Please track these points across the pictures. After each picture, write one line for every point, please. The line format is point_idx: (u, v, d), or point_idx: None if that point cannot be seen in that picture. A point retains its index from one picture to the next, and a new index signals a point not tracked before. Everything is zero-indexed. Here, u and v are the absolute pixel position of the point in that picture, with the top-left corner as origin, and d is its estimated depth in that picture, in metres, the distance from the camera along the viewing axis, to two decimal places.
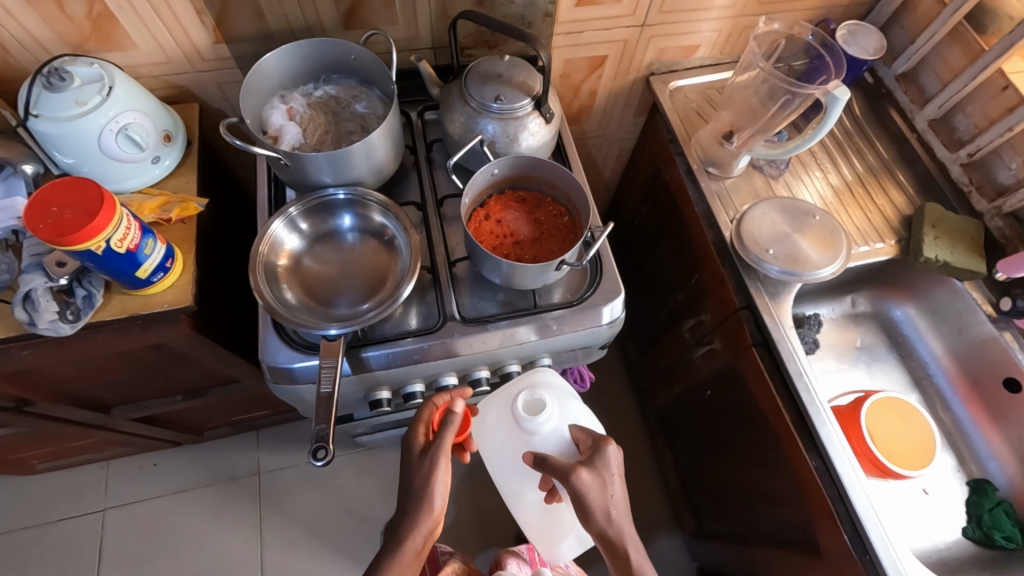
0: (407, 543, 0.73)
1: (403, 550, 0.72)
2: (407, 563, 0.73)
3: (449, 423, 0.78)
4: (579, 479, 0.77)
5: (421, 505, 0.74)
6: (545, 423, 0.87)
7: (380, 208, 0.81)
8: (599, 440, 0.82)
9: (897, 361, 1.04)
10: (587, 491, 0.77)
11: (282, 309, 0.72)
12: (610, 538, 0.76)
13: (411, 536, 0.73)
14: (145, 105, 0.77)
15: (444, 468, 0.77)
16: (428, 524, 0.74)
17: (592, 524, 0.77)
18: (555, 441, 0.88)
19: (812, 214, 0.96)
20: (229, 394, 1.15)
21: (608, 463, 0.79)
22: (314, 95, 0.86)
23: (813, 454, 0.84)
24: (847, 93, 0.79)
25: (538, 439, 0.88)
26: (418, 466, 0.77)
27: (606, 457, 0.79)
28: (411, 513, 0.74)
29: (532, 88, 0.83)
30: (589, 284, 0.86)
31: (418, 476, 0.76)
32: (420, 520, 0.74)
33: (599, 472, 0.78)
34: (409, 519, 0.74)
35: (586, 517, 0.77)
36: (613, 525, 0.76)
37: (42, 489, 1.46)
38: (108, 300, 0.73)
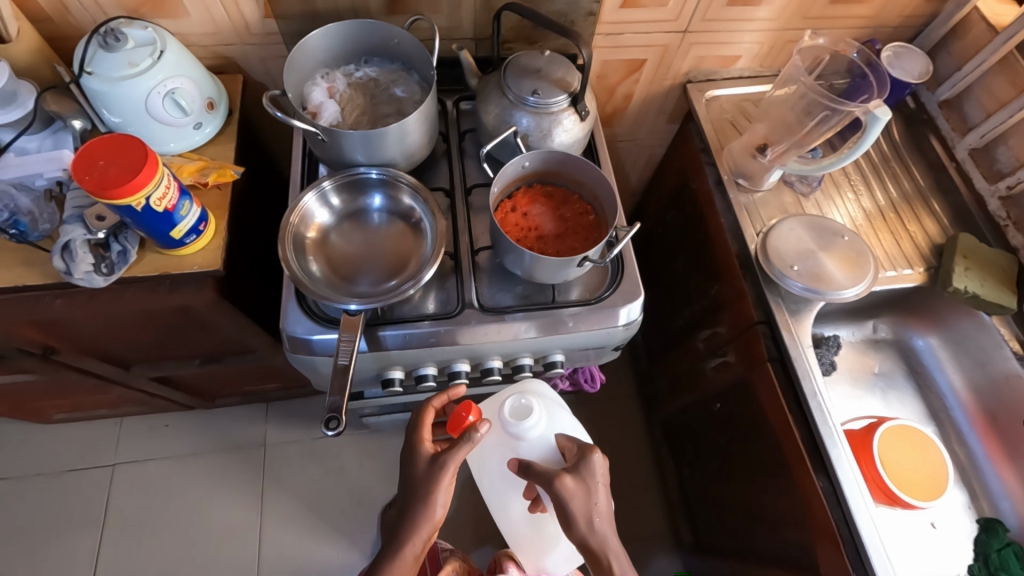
0: (407, 548, 0.76)
1: (403, 554, 0.76)
2: (406, 566, 0.76)
3: (467, 443, 0.77)
4: (563, 484, 0.78)
5: (420, 509, 0.76)
6: (532, 429, 0.90)
7: (410, 190, 0.82)
8: (587, 447, 0.83)
9: (915, 392, 1.03)
10: (569, 498, 0.77)
11: (306, 280, 0.73)
12: (591, 547, 0.76)
13: (412, 541, 0.76)
14: (192, 71, 0.78)
15: (451, 479, 0.77)
16: (426, 529, 0.77)
17: (573, 531, 0.77)
18: (543, 445, 0.91)
19: (840, 235, 0.95)
20: (245, 363, 1.17)
21: (594, 471, 0.80)
22: (354, 76, 0.88)
23: (821, 475, 0.83)
24: (888, 113, 0.78)
25: (526, 443, 0.92)
26: (423, 479, 0.77)
27: (591, 465, 0.80)
28: (410, 518, 0.76)
29: (569, 85, 0.84)
30: (609, 284, 0.86)
31: (420, 487, 0.77)
32: (420, 525, 0.76)
33: (586, 480, 0.79)
34: (408, 522, 0.76)
35: (568, 523, 0.78)
36: (596, 535, 0.76)
37: (57, 438, 1.50)
38: (141, 257, 0.76)
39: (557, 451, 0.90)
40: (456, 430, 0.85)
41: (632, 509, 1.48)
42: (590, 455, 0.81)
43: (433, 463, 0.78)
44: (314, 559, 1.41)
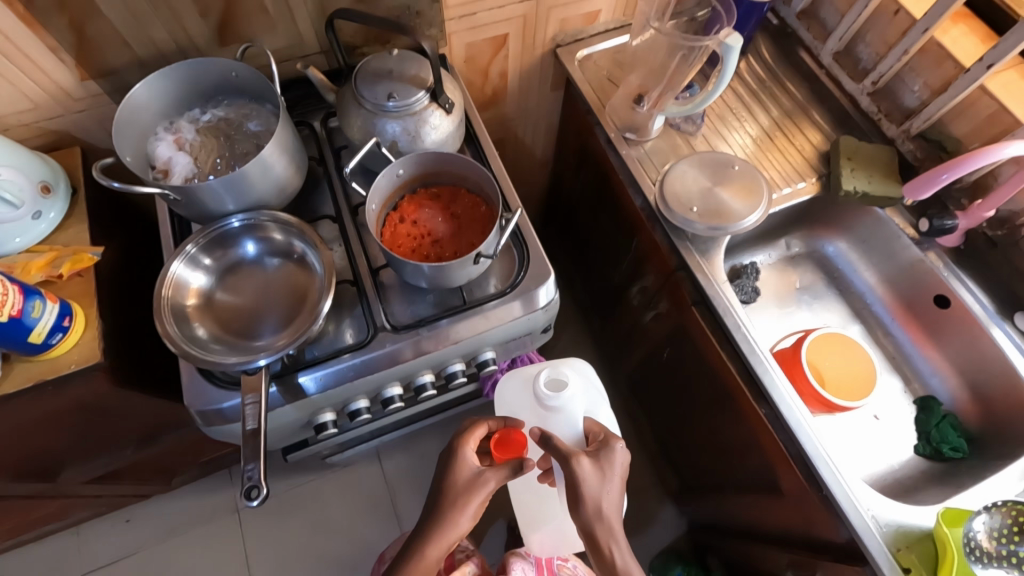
0: (431, 552, 0.73)
1: (425, 554, 0.72)
2: (426, 567, 0.73)
3: (511, 471, 0.74)
4: (578, 465, 0.74)
5: (442, 520, 0.73)
6: (568, 401, 0.92)
7: (280, 227, 0.77)
8: (609, 437, 0.79)
9: (836, 296, 1.06)
10: (585, 479, 0.73)
11: (196, 351, 0.69)
12: (594, 534, 0.72)
13: (435, 544, 0.72)
14: (12, 157, 0.71)
15: (481, 502, 0.75)
16: (449, 539, 0.73)
17: (578, 512, 0.73)
18: (568, 429, 0.89)
19: (732, 164, 0.95)
20: (184, 438, 1.11)
21: (614, 461, 0.76)
22: (201, 120, 0.82)
23: (761, 401, 0.85)
24: (739, 40, 0.78)
25: (554, 419, 0.92)
26: (462, 486, 0.74)
27: (615, 454, 0.76)
28: (436, 522, 0.73)
29: (426, 79, 0.80)
30: (519, 269, 0.85)
31: (456, 493, 0.74)
32: (446, 530, 0.73)
33: (604, 470, 0.74)
34: (428, 532, 0.73)
35: (576, 508, 0.73)
36: (600, 520, 0.72)
37: (12, 565, 1.40)
38: (9, 370, 0.69)
39: (581, 437, 0.88)
40: (502, 451, 0.85)
41: None
42: (615, 446, 0.77)
43: (476, 476, 0.75)
44: None
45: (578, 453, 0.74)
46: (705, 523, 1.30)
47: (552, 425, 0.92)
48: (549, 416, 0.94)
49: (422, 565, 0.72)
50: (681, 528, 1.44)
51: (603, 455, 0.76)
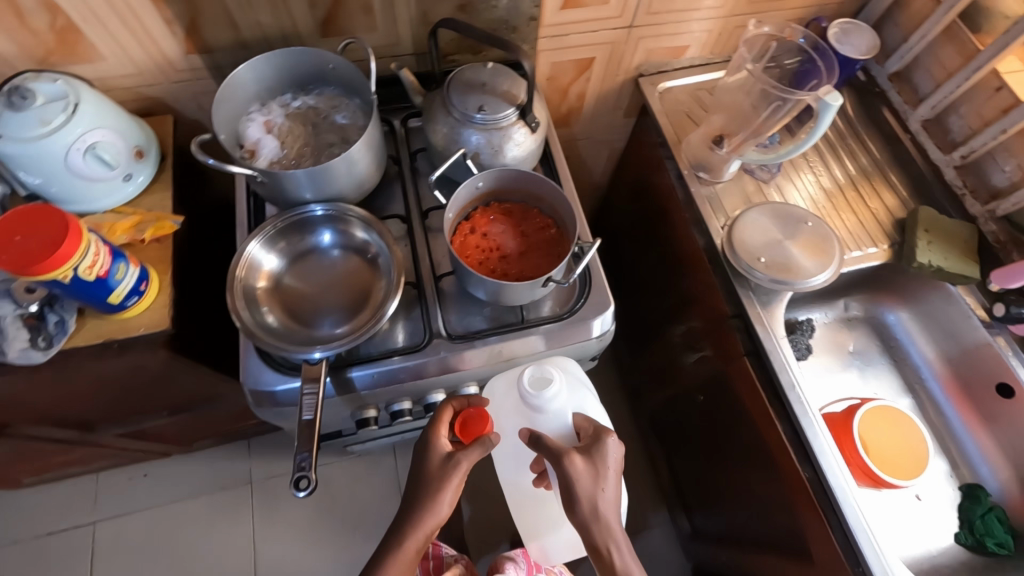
0: (409, 542, 0.71)
1: (404, 545, 0.71)
2: (406, 559, 0.71)
3: (481, 448, 0.73)
4: (571, 464, 0.72)
5: (425, 507, 0.72)
6: (554, 401, 0.83)
7: (361, 223, 0.78)
8: (600, 431, 0.77)
9: (889, 365, 1.03)
10: (576, 478, 0.71)
11: (261, 333, 0.70)
12: (591, 534, 0.70)
13: (414, 534, 0.71)
14: (114, 120, 0.73)
15: (457, 487, 0.73)
16: (431, 525, 0.72)
17: (574, 513, 0.71)
18: (556, 422, 0.84)
19: (805, 220, 0.93)
20: (216, 407, 1.13)
21: (606, 457, 0.74)
22: (292, 106, 0.83)
23: (805, 464, 0.83)
24: (839, 98, 0.77)
25: (540, 418, 0.84)
26: (436, 472, 0.73)
27: (605, 449, 0.74)
28: (414, 511, 0.72)
29: (516, 97, 0.81)
30: (578, 297, 0.84)
31: (431, 482, 0.73)
32: (424, 518, 0.71)
33: (597, 466, 0.72)
34: (411, 517, 0.72)
35: (571, 509, 0.71)
36: (598, 520, 0.70)
37: (29, 502, 1.44)
38: (82, 324, 0.71)
39: (571, 434, 0.83)
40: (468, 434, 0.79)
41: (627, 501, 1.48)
42: (604, 439, 0.75)
43: (449, 461, 0.74)
44: None
45: (570, 450, 0.73)
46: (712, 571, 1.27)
47: (541, 424, 0.85)
48: (535, 416, 0.85)
49: (402, 554, 0.70)
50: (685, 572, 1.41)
51: (592, 448, 0.75)
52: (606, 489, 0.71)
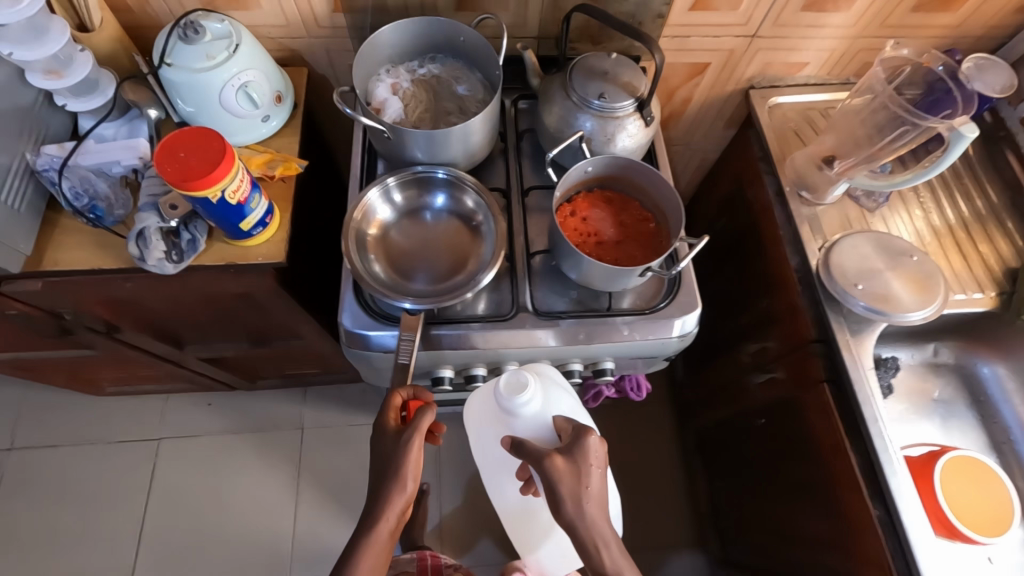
0: (381, 523, 0.69)
1: (374, 532, 0.68)
2: (379, 546, 0.69)
3: (427, 415, 0.71)
4: (552, 465, 0.73)
5: (390, 486, 0.69)
6: (527, 404, 0.82)
7: (474, 193, 0.82)
8: (581, 430, 0.78)
9: (975, 420, 0.98)
10: (558, 478, 0.72)
11: (365, 274, 0.75)
12: (579, 536, 0.70)
13: (383, 520, 0.69)
14: (264, 64, 0.79)
15: (416, 461, 0.71)
16: (400, 505, 0.69)
17: (561, 514, 0.71)
18: (535, 422, 0.83)
19: (910, 255, 0.90)
20: (291, 349, 1.19)
21: (588, 454, 0.74)
22: (418, 72, 0.88)
23: (876, 502, 0.80)
24: (975, 131, 0.75)
25: (516, 422, 0.84)
26: (389, 451, 0.71)
27: (586, 448, 0.74)
28: (378, 496, 0.70)
29: (636, 89, 0.82)
30: (664, 296, 0.84)
31: (387, 463, 0.70)
32: (392, 500, 0.69)
33: (579, 466, 0.73)
34: (379, 498, 0.69)
35: (557, 509, 0.72)
36: (583, 519, 0.70)
37: (107, 409, 1.56)
38: (209, 246, 0.77)
39: (551, 434, 0.82)
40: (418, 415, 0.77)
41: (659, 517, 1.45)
42: (587, 437, 0.76)
43: (399, 437, 0.71)
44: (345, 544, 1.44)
45: (549, 452, 0.74)
46: None
47: (520, 427, 0.84)
48: (513, 421, 0.84)
49: (374, 540, 0.68)
50: None
51: (573, 447, 0.75)
52: (590, 489, 0.71)
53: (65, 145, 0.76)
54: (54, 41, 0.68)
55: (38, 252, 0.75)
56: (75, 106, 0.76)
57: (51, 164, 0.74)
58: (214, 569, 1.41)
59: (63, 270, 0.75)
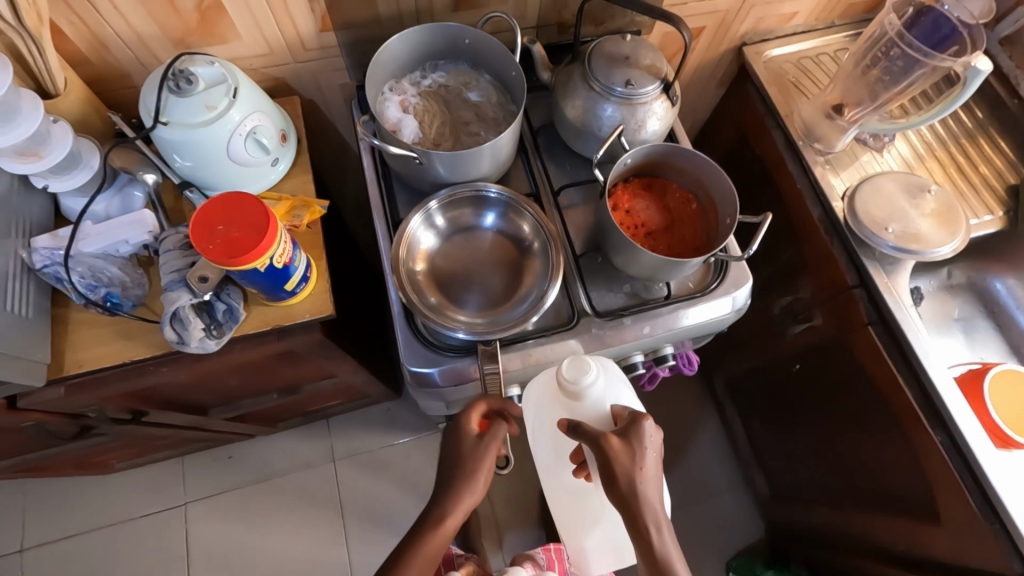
0: (449, 521, 0.69)
1: (443, 525, 0.69)
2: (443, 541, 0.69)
3: (504, 428, 0.72)
4: (607, 445, 0.70)
5: (459, 485, 0.70)
6: (592, 387, 0.76)
7: (533, 217, 0.78)
8: (636, 414, 0.73)
9: (994, 331, 1.05)
10: (613, 457, 0.69)
11: (416, 301, 0.71)
12: (633, 510, 0.67)
13: (453, 514, 0.69)
14: (264, 103, 0.71)
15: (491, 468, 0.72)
16: (465, 506, 0.70)
17: (613, 491, 0.68)
18: (594, 408, 0.78)
19: (927, 189, 0.94)
20: (322, 389, 1.14)
21: (645, 436, 0.70)
22: (423, 84, 0.82)
23: (938, 429, 0.85)
24: (990, 66, 0.77)
25: (580, 406, 0.77)
26: (471, 453, 0.71)
27: (642, 429, 0.71)
28: (449, 491, 0.70)
29: (660, 71, 0.79)
30: (715, 274, 0.84)
31: (467, 463, 0.71)
32: (462, 498, 0.70)
33: (633, 449, 0.69)
34: (448, 493, 0.70)
35: (610, 483, 0.69)
36: (637, 497, 0.67)
37: (120, 485, 1.46)
38: (248, 312, 0.71)
39: (609, 420, 0.77)
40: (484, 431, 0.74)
41: (701, 471, 1.50)
42: (642, 418, 0.72)
43: (479, 441, 0.71)
44: None
45: (605, 433, 0.71)
46: (795, 534, 1.30)
47: (579, 412, 0.79)
48: (575, 405, 0.78)
49: (439, 536, 0.68)
50: (761, 535, 1.44)
51: (626, 428, 0.71)
52: (641, 469, 0.68)
53: (59, 233, 0.67)
54: (27, 119, 0.60)
55: (57, 356, 0.68)
56: (58, 185, 0.67)
57: (50, 258, 0.65)
58: None
59: (90, 371, 0.68)
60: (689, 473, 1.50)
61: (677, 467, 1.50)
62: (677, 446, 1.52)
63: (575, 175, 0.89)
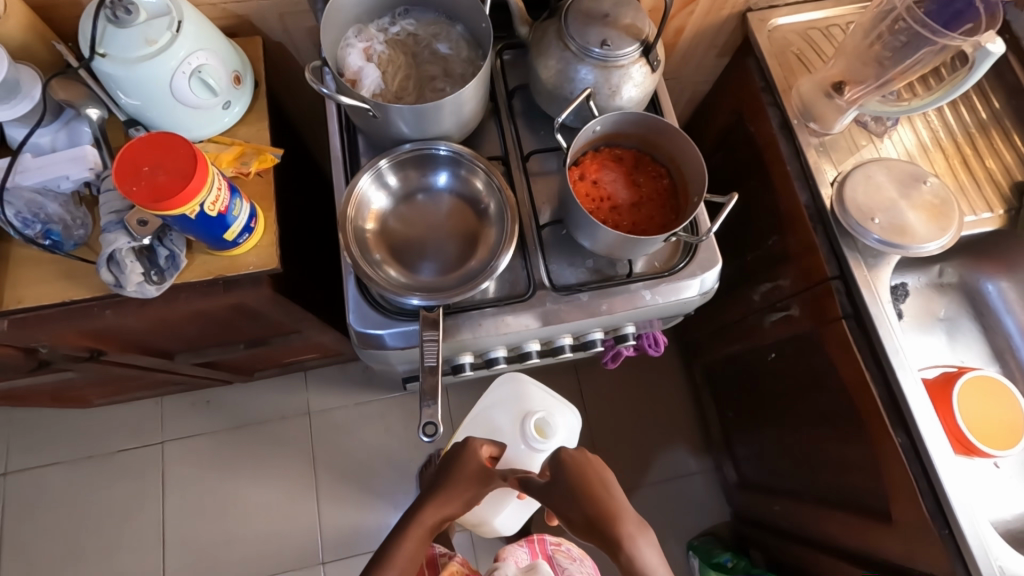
0: (424, 515, 0.74)
1: (418, 518, 0.74)
2: (419, 536, 0.74)
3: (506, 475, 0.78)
4: (547, 495, 0.72)
5: (447, 490, 0.76)
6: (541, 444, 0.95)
7: (485, 175, 0.75)
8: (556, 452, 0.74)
9: (979, 333, 1.01)
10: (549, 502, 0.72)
11: (365, 267, 0.69)
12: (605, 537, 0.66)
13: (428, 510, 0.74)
14: (214, 40, 0.68)
15: (479, 493, 0.78)
16: (446, 513, 0.75)
17: (580, 528, 0.69)
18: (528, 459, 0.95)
19: (924, 180, 0.88)
20: (289, 342, 1.14)
21: (575, 469, 0.71)
22: (390, 31, 0.77)
23: (899, 430, 0.83)
24: (1002, 48, 0.71)
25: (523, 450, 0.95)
26: (466, 477, 0.77)
27: (567, 463, 0.71)
28: (435, 492, 0.76)
29: (641, 31, 0.74)
30: (683, 255, 0.80)
31: (457, 482, 0.76)
32: (443, 503, 0.75)
33: (572, 487, 0.70)
34: (431, 495, 0.76)
35: (574, 523, 0.70)
36: (595, 527, 0.67)
37: (101, 421, 1.50)
38: (191, 260, 0.69)
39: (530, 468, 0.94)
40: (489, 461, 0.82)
41: (673, 451, 1.50)
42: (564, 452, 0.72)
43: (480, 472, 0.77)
44: (372, 517, 1.46)
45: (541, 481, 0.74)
46: (757, 520, 1.30)
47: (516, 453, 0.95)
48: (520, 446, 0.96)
49: (415, 528, 0.73)
50: (725, 518, 1.45)
51: (556, 466, 0.72)
52: (590, 500, 0.68)
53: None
54: None
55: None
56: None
57: None
58: (247, 559, 1.42)
59: (30, 307, 0.67)
60: (662, 453, 1.50)
61: (649, 445, 1.50)
62: (651, 425, 1.52)
63: (548, 141, 0.85)
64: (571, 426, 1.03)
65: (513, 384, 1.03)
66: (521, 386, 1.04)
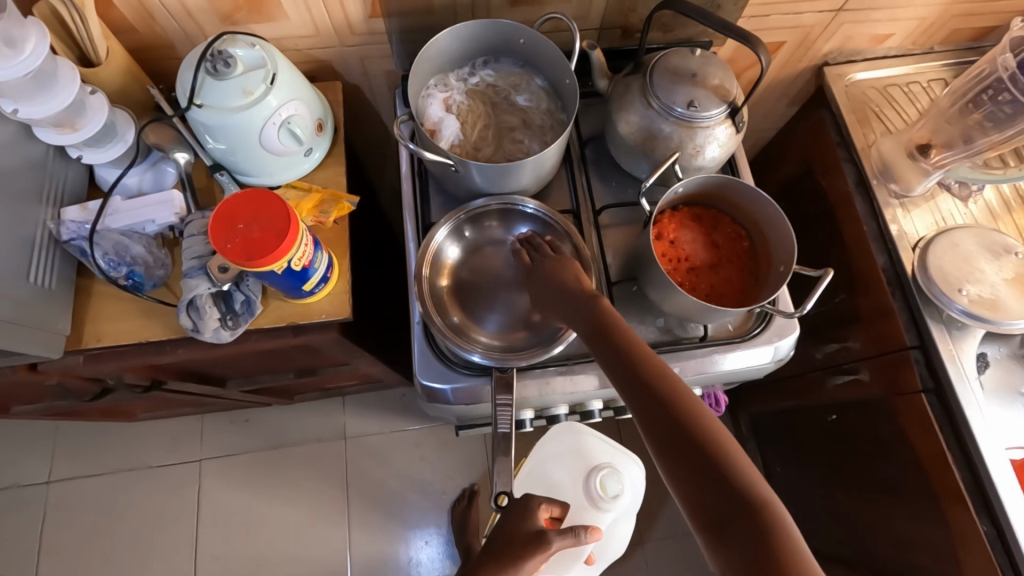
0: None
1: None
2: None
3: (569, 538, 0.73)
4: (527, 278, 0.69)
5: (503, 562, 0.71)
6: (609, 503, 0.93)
7: (566, 235, 0.73)
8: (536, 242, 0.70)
9: None
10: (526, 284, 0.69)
11: (438, 320, 0.68)
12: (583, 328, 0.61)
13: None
14: (303, 90, 0.68)
15: (539, 560, 0.72)
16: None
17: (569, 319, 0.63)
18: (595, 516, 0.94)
19: (1014, 251, 0.84)
20: (336, 373, 1.13)
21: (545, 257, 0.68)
22: (470, 81, 0.77)
23: (984, 517, 0.78)
24: None
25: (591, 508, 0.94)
26: (523, 540, 0.71)
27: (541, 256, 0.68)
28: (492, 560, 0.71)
29: (728, 93, 0.72)
30: (758, 320, 0.77)
31: (513, 547, 0.71)
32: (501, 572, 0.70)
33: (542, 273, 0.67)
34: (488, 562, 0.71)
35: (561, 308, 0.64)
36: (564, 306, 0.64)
37: (142, 433, 1.52)
38: (266, 305, 0.69)
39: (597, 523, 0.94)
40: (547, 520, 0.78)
41: None
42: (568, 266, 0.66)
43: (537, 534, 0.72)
44: (401, 548, 1.44)
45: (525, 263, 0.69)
46: None
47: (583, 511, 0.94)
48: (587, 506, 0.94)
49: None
50: None
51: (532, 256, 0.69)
52: (667, 399, 0.54)
53: (88, 205, 0.67)
54: (64, 91, 0.60)
55: (78, 328, 0.68)
56: (93, 157, 0.67)
57: (77, 232, 0.66)
58: None
59: (108, 346, 0.68)
60: None
61: None
62: None
63: (620, 194, 0.83)
64: (635, 476, 1.00)
65: (572, 430, 1.01)
66: (583, 433, 1.01)
